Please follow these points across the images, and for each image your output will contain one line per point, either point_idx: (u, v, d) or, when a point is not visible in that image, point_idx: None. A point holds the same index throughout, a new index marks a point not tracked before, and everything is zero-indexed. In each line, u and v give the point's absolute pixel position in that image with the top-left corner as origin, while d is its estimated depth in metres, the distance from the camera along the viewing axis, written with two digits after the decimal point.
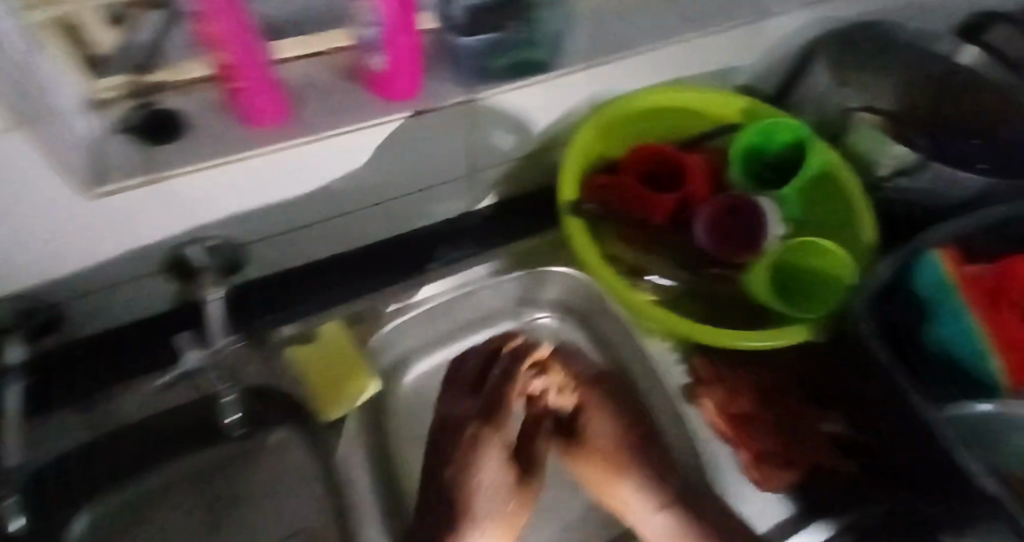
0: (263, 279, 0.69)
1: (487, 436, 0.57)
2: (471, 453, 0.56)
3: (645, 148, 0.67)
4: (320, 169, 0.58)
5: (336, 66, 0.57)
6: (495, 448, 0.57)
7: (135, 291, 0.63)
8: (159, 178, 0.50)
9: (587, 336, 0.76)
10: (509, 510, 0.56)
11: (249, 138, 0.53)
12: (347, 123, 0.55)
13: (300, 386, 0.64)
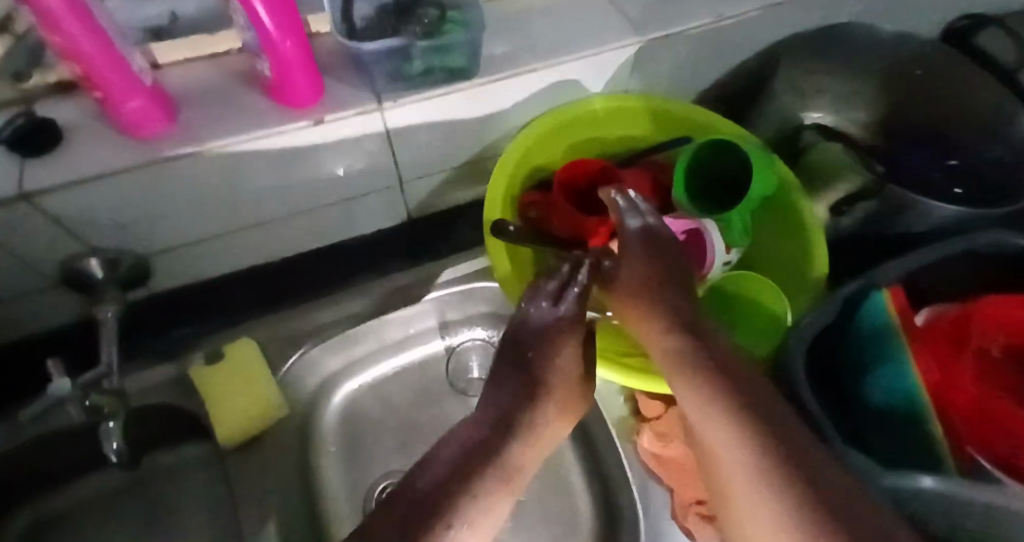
0: (178, 291, 0.66)
1: (561, 336, 0.48)
2: (548, 349, 0.48)
3: (574, 167, 0.62)
4: (220, 183, 0.54)
5: (232, 72, 0.54)
6: (572, 343, 0.49)
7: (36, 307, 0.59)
8: (25, 196, 0.47)
9: None
10: (573, 400, 0.49)
11: (129, 150, 0.49)
12: (239, 134, 0.50)
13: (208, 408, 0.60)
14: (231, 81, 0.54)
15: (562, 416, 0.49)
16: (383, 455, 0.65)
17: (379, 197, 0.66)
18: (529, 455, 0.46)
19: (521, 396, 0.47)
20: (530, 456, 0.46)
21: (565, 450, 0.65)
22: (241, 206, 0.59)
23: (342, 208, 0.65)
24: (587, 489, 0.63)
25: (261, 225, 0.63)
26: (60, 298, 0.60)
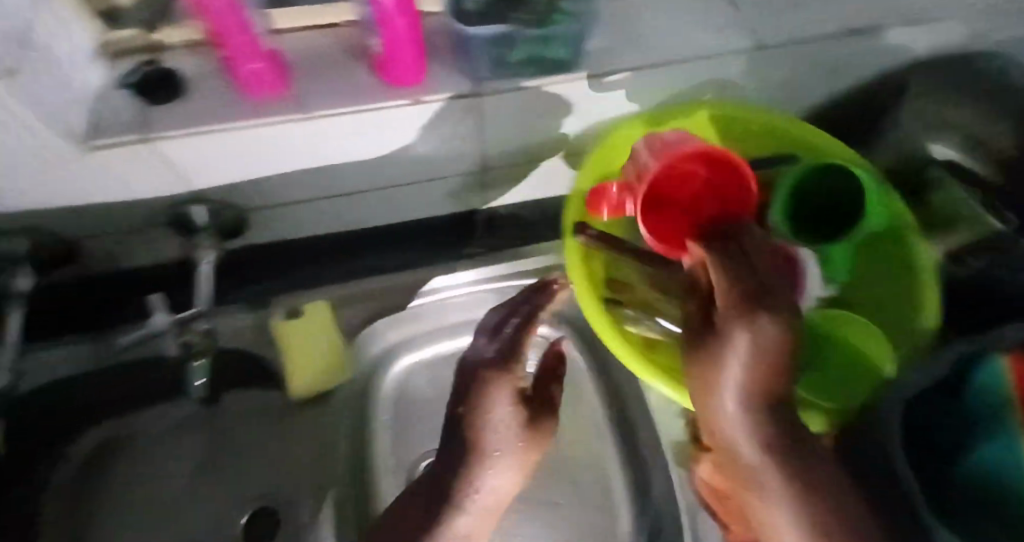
0: (253, 248, 0.69)
1: (495, 382, 0.49)
2: (476, 405, 0.49)
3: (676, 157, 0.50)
4: (317, 149, 0.56)
5: (342, 43, 0.56)
6: (511, 387, 0.50)
7: (139, 241, 0.64)
8: (149, 138, 0.50)
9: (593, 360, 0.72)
10: (524, 448, 0.49)
11: (243, 109, 0.51)
12: (349, 104, 0.52)
13: (283, 359, 0.65)
14: (340, 51, 0.55)
15: (513, 470, 0.49)
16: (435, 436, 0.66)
17: (453, 182, 0.67)
18: (481, 520, 0.48)
19: (461, 453, 0.48)
20: (482, 521, 0.48)
21: (613, 452, 0.66)
22: (326, 177, 0.61)
23: (416, 191, 0.68)
24: (628, 493, 0.63)
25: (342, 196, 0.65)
26: (158, 239, 0.65)
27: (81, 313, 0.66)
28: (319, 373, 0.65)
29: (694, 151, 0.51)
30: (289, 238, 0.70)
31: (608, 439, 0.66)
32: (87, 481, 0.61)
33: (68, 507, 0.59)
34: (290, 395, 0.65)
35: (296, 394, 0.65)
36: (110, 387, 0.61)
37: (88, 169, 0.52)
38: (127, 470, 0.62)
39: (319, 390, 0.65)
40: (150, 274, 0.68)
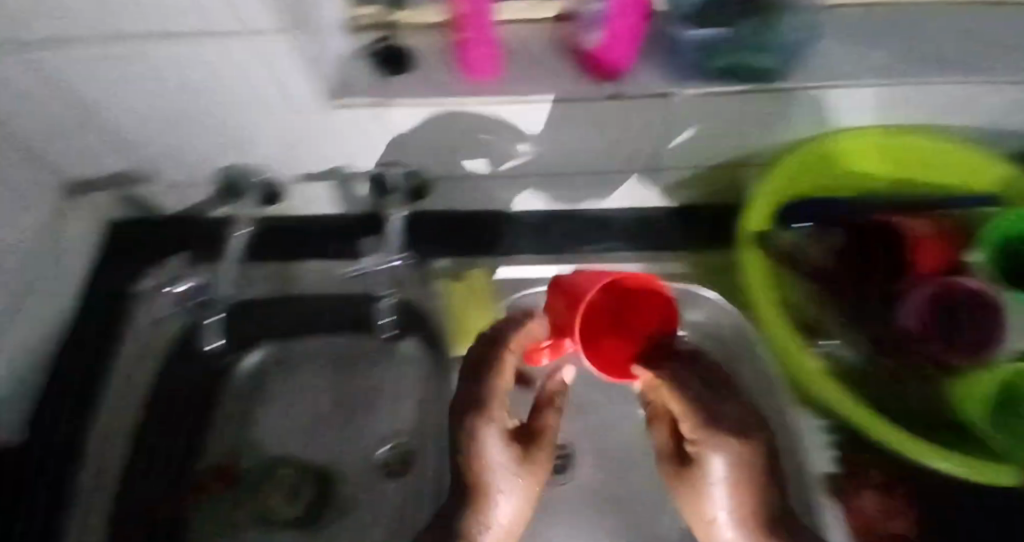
0: (423, 213, 0.72)
1: (480, 426, 0.47)
2: (472, 440, 0.47)
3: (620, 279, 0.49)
4: (512, 130, 0.58)
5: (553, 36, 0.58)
6: (499, 433, 0.48)
7: (329, 192, 0.69)
8: (385, 103, 0.54)
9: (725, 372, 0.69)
10: (528, 477, 0.48)
11: (456, 85, 0.54)
12: (557, 93, 0.53)
13: (446, 317, 0.69)
14: (549, 44, 0.58)
15: (524, 495, 0.48)
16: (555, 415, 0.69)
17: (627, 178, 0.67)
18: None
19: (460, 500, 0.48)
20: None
21: None
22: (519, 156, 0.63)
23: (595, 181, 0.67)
24: None
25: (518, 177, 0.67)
26: (351, 189, 0.68)
27: (276, 251, 0.70)
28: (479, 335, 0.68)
29: (629, 278, 0.49)
30: (457, 210, 0.72)
31: None
32: (261, 385, 0.72)
33: (246, 400, 0.71)
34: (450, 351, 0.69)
35: (456, 352, 0.69)
36: (295, 310, 0.72)
37: (320, 128, 0.58)
38: (290, 384, 0.73)
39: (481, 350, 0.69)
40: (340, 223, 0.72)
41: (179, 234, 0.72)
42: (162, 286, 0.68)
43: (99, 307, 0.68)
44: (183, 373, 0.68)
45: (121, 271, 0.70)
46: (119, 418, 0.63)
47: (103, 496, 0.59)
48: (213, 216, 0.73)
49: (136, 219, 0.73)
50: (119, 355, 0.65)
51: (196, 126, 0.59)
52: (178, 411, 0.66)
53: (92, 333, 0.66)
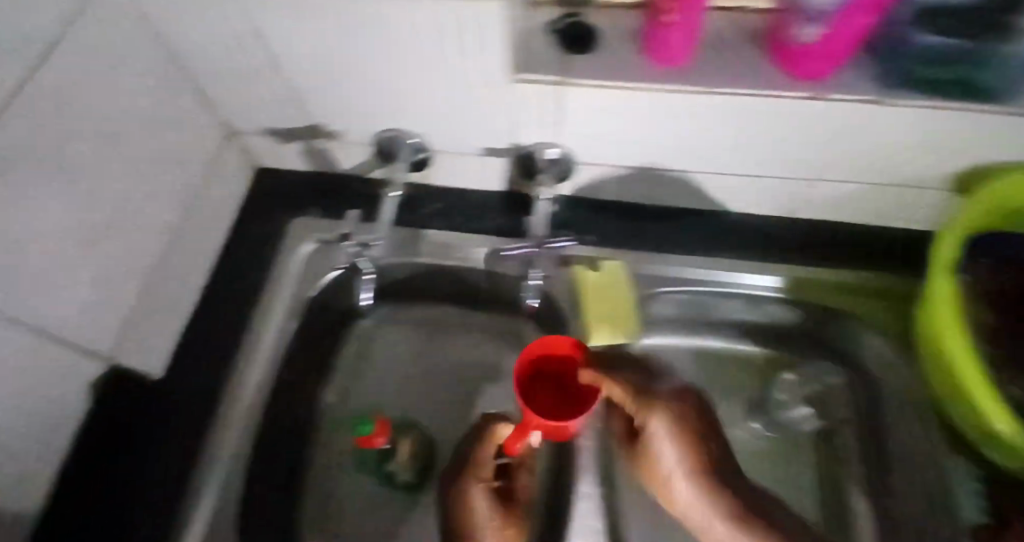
0: (569, 199, 0.71)
1: (471, 488, 0.56)
2: (460, 506, 0.56)
3: (533, 353, 0.53)
4: (693, 126, 0.56)
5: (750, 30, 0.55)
6: (479, 490, 0.56)
7: (474, 168, 0.67)
8: (564, 81, 0.53)
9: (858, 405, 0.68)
10: (511, 531, 0.56)
11: (647, 73, 0.52)
12: (751, 87, 0.51)
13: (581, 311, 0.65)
14: (743, 37, 0.55)
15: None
16: None
17: (787, 184, 0.64)
18: None
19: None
20: None
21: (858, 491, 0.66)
22: (686, 152, 0.61)
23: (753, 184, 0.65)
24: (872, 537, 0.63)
25: (676, 172, 0.64)
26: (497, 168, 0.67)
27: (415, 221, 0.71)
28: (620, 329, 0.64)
29: (537, 348, 0.53)
30: (600, 199, 0.71)
31: (855, 480, 0.66)
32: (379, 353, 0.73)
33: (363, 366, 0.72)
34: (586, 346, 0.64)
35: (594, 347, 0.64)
36: (437, 281, 0.71)
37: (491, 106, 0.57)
38: (408, 354, 0.73)
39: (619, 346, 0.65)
40: (483, 199, 0.71)
41: (316, 192, 0.72)
42: (331, 240, 0.66)
43: (241, 254, 0.68)
44: (314, 332, 0.68)
45: (263, 222, 0.70)
46: (262, 359, 0.60)
47: (243, 434, 0.57)
48: (365, 174, 0.72)
49: (278, 171, 0.73)
50: (253, 307, 0.64)
51: (367, 90, 0.58)
52: (302, 365, 0.67)
53: (232, 278, 0.66)
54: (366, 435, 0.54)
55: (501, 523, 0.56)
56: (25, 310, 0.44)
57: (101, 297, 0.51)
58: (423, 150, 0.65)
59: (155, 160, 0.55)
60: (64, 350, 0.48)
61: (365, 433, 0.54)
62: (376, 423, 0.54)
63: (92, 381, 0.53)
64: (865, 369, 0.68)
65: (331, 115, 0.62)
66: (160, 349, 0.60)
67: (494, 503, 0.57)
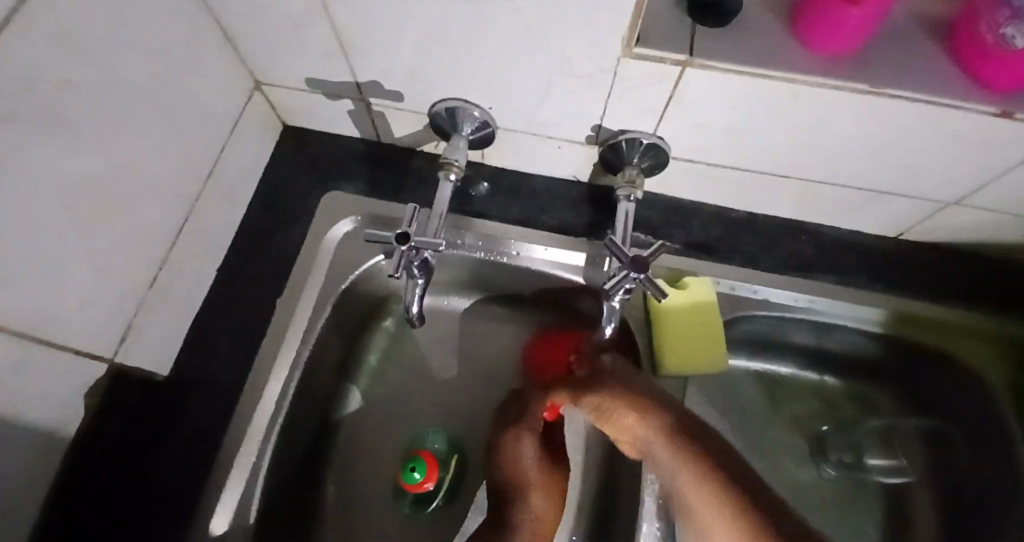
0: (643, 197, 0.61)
1: (520, 434, 0.54)
2: (511, 451, 0.53)
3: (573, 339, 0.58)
4: (830, 130, 0.46)
5: (920, 24, 0.46)
6: (532, 435, 0.54)
7: (546, 153, 0.58)
8: (692, 61, 0.42)
9: (934, 476, 0.63)
10: (547, 485, 0.52)
11: (804, 61, 0.42)
12: (923, 91, 0.42)
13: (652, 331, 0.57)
14: (910, 30, 0.46)
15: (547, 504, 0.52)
16: None
17: (913, 204, 0.54)
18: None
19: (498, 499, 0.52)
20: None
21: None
22: (807, 159, 0.51)
23: (868, 199, 0.55)
24: None
25: (784, 178, 0.54)
26: (571, 156, 0.58)
27: (466, 204, 0.61)
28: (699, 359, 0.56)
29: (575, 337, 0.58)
30: (679, 198, 0.61)
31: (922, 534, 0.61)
32: (412, 344, 0.66)
33: (398, 359, 0.65)
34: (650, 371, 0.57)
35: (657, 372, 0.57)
36: (496, 281, 0.63)
37: (584, 88, 0.47)
38: (444, 349, 0.66)
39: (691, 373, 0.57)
40: (552, 189, 0.62)
41: (358, 161, 0.62)
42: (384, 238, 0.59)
43: (265, 230, 0.58)
44: (347, 322, 0.61)
45: (292, 193, 0.60)
46: (288, 362, 0.53)
47: (261, 450, 0.50)
48: (422, 150, 0.62)
49: (310, 134, 0.63)
50: (274, 295, 0.56)
51: (436, 53, 0.47)
52: (328, 362, 0.59)
53: (254, 256, 0.57)
54: (412, 483, 0.56)
55: (546, 468, 0.53)
56: (9, 316, 0.35)
57: (106, 290, 0.42)
58: (486, 126, 0.54)
59: (171, 120, 0.45)
60: (62, 356, 0.40)
61: (411, 480, 0.56)
62: (426, 466, 0.56)
63: (89, 389, 0.44)
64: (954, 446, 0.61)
65: (385, 75, 0.51)
66: (173, 340, 0.51)
67: (541, 449, 0.54)
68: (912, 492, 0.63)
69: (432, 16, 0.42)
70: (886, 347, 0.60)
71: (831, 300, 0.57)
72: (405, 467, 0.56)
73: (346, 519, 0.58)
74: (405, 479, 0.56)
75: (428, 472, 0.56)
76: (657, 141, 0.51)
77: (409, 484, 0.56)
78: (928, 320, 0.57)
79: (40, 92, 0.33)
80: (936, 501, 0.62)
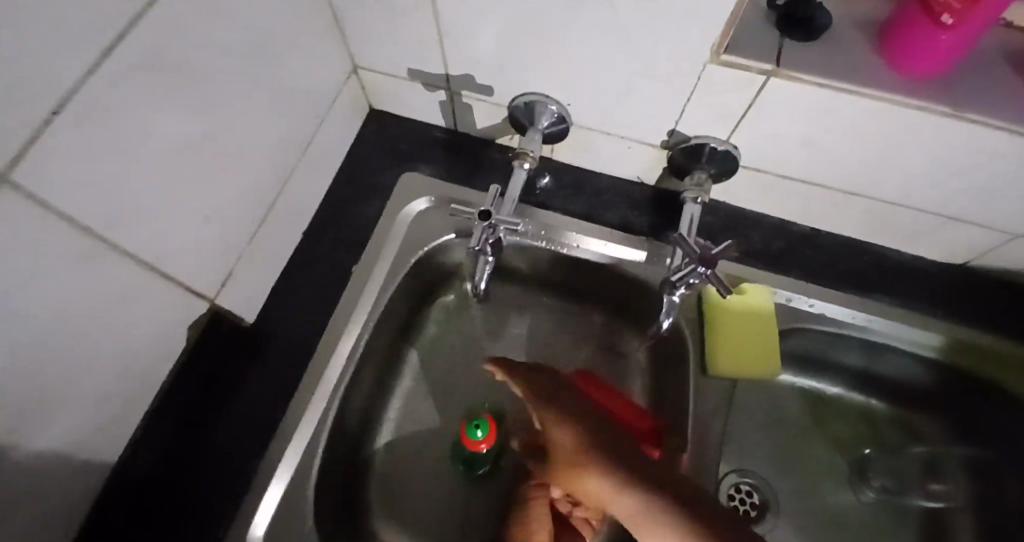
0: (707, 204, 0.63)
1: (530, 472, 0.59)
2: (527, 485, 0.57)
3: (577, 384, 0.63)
4: (904, 148, 0.47)
5: (1008, 54, 0.47)
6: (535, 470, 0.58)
7: (618, 152, 0.60)
8: (774, 71, 0.44)
9: (982, 508, 0.61)
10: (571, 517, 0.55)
11: (887, 79, 0.44)
12: (1004, 118, 0.43)
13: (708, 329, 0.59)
14: (995, 59, 0.46)
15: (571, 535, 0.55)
16: (760, 459, 0.65)
17: (980, 233, 0.55)
18: None
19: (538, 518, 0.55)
20: None
21: None
22: (877, 177, 0.52)
23: (935, 223, 0.56)
24: None
25: (853, 196, 0.55)
26: (641, 158, 0.60)
27: (533, 195, 0.64)
28: (749, 365, 0.58)
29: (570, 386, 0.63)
30: (742, 208, 0.63)
31: None
32: (466, 324, 0.69)
33: (455, 336, 0.68)
34: (701, 368, 0.59)
35: (709, 371, 0.58)
36: (553, 272, 0.66)
37: (665, 92, 0.49)
38: (498, 332, 0.69)
39: (736, 377, 0.58)
40: (616, 188, 0.64)
41: (437, 146, 0.66)
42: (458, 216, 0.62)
43: (347, 202, 0.62)
44: (413, 295, 0.64)
45: (374, 171, 0.64)
46: (358, 325, 0.57)
47: (327, 405, 0.54)
48: (498, 141, 0.66)
49: (394, 117, 0.67)
50: (350, 263, 0.60)
51: (527, 49, 0.50)
52: (391, 330, 0.63)
53: (335, 225, 0.61)
54: (472, 440, 0.58)
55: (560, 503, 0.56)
56: (141, 246, 0.40)
57: (212, 238, 0.47)
58: (562, 120, 0.57)
59: (282, 93, 0.50)
60: (172, 291, 0.44)
61: (472, 437, 0.57)
62: (489, 425, 0.58)
63: (191, 323, 0.49)
64: (999, 475, 0.59)
65: (473, 67, 0.55)
66: (260, 292, 0.56)
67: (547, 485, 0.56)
68: (953, 520, 0.62)
69: (527, 11, 0.45)
70: (940, 375, 0.60)
71: (885, 321, 0.58)
72: (469, 424, 0.57)
73: (395, 476, 0.62)
74: (467, 435, 0.57)
75: (489, 431, 0.58)
76: (729, 149, 0.53)
77: (470, 441, 0.57)
78: (985, 349, 0.57)
79: (185, 55, 0.38)
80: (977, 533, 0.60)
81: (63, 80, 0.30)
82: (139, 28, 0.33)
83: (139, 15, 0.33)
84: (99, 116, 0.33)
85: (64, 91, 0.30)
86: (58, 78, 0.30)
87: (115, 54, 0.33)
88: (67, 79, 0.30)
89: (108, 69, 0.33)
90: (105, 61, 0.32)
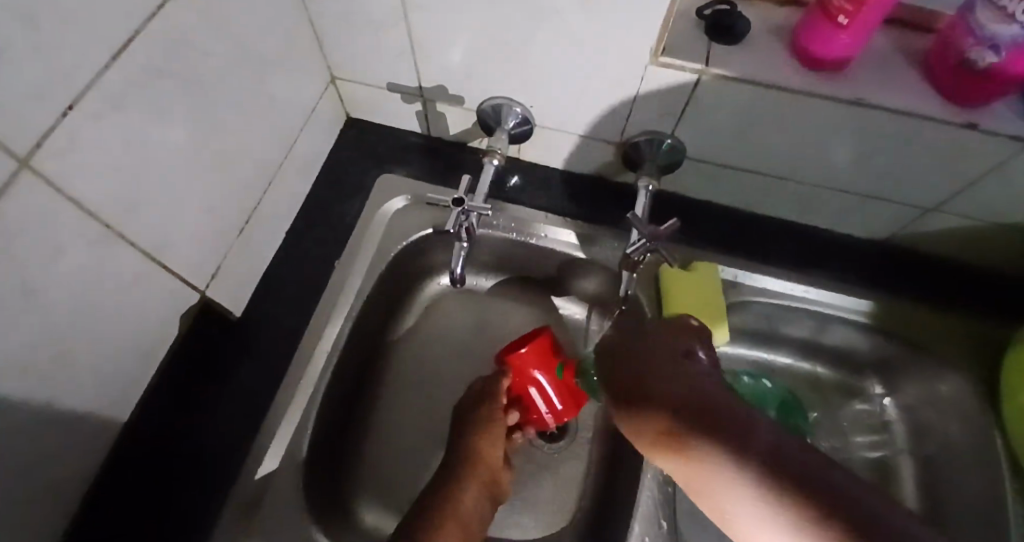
0: (660, 194, 0.69)
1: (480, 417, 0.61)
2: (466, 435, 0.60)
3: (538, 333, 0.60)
4: (822, 135, 0.54)
5: (903, 51, 0.54)
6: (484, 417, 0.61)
7: (577, 150, 0.66)
8: (705, 70, 0.50)
9: (917, 451, 0.68)
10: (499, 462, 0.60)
11: (801, 75, 0.51)
12: (901, 104, 0.50)
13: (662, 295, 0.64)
14: (892, 55, 0.54)
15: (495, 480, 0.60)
16: None
17: (897, 210, 0.62)
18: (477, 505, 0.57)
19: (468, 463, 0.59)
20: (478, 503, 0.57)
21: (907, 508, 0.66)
22: (803, 162, 0.59)
23: (857, 203, 0.63)
24: None
25: (785, 181, 0.62)
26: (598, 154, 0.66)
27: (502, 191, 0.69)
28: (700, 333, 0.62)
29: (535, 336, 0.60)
30: (690, 198, 0.69)
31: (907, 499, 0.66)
32: (444, 316, 0.73)
33: (434, 327, 0.73)
34: None
35: None
36: (524, 261, 0.71)
37: (615, 91, 0.55)
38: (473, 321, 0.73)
39: None
40: (577, 183, 0.70)
41: (411, 150, 0.71)
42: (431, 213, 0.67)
43: (328, 202, 0.67)
44: (393, 288, 0.68)
45: (353, 174, 0.69)
46: (342, 314, 0.61)
47: (314, 388, 0.57)
48: (469, 144, 0.71)
49: (370, 125, 0.72)
50: (332, 258, 0.64)
51: (491, 56, 0.55)
52: (373, 321, 0.67)
53: (317, 223, 0.65)
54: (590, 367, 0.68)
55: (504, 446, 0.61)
56: (142, 233, 0.43)
57: (204, 230, 0.50)
58: (526, 122, 0.63)
59: (268, 99, 0.54)
60: (169, 279, 0.48)
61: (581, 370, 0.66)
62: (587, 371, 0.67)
63: (184, 312, 0.51)
64: (931, 420, 0.66)
65: (443, 75, 0.60)
66: (247, 286, 0.59)
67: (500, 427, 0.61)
68: (899, 466, 0.68)
69: (490, 23, 0.51)
70: (873, 340, 0.67)
71: (821, 291, 0.64)
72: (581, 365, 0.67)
73: (381, 458, 0.66)
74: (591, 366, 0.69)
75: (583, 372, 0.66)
76: (675, 142, 0.60)
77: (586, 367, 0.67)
78: (909, 313, 0.64)
79: (184, 60, 0.42)
80: (918, 474, 0.67)
81: (82, 76, 0.34)
82: (147, 33, 0.38)
83: (145, 22, 0.38)
84: (110, 109, 0.37)
85: (82, 85, 0.34)
86: (78, 74, 0.34)
87: (125, 55, 0.37)
88: (84, 76, 0.34)
89: (121, 68, 0.37)
90: (117, 61, 0.36)
